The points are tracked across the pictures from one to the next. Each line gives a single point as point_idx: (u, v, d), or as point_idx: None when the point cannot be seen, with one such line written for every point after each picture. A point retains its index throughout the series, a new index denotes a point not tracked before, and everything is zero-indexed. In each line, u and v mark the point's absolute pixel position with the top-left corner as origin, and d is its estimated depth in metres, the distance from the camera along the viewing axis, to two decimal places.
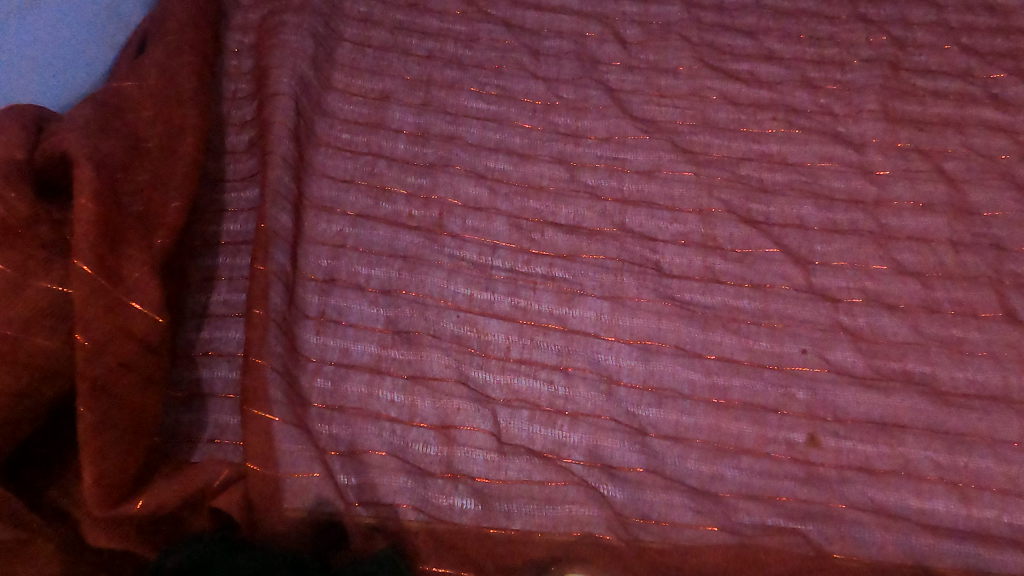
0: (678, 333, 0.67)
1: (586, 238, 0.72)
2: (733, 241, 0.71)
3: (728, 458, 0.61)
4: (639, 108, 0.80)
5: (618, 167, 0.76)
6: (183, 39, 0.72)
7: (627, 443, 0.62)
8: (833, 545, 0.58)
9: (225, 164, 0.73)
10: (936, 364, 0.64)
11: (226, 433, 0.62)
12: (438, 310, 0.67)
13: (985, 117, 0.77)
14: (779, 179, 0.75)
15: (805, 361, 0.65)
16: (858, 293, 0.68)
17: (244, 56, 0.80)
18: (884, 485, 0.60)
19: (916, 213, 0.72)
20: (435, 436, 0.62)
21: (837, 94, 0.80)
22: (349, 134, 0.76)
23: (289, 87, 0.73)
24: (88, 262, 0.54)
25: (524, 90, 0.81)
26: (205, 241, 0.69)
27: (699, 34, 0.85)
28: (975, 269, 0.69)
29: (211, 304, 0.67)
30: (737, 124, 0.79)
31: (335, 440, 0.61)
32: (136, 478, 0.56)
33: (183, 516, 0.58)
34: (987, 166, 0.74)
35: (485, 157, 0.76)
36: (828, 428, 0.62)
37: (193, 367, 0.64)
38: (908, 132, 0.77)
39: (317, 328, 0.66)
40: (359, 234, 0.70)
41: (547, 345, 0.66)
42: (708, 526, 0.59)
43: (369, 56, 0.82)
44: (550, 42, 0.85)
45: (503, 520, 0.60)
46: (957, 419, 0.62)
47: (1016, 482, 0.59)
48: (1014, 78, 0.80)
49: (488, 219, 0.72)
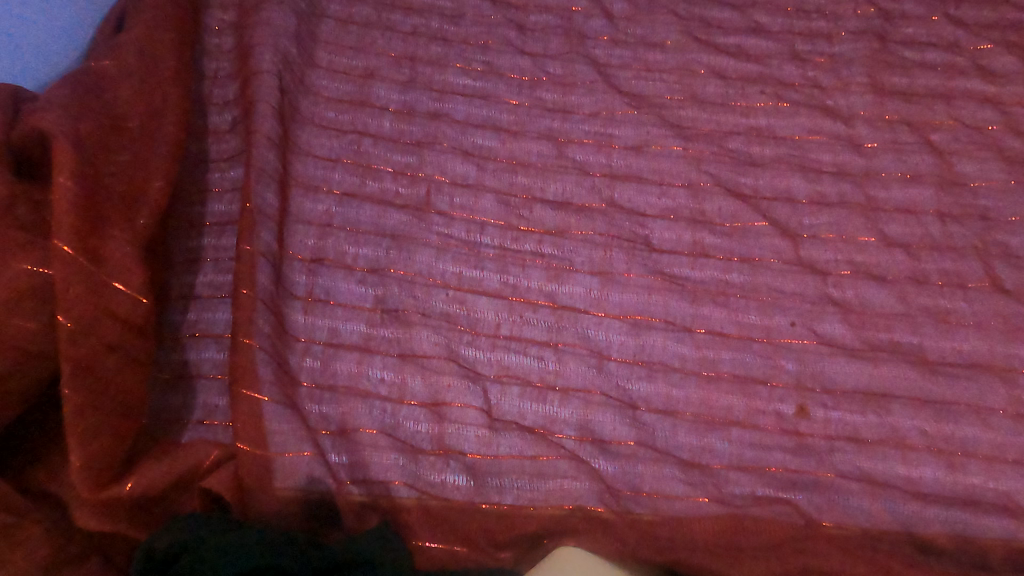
0: (667, 308, 0.67)
1: (575, 214, 0.71)
2: (722, 215, 0.71)
3: (719, 431, 0.62)
4: (626, 83, 0.79)
5: (607, 142, 0.76)
6: (162, 16, 0.71)
7: (617, 417, 0.62)
8: (822, 514, 0.58)
9: (207, 144, 0.72)
10: (924, 335, 0.65)
11: (215, 414, 0.61)
12: (426, 288, 0.67)
13: (973, 89, 0.77)
14: (768, 152, 0.75)
15: (794, 333, 0.65)
16: (846, 265, 0.68)
17: (225, 34, 0.79)
18: (872, 455, 0.60)
19: (903, 185, 0.72)
20: (425, 414, 0.62)
21: (825, 67, 0.80)
22: (334, 113, 0.75)
23: (272, 64, 0.72)
24: (69, 243, 0.53)
25: (511, 65, 0.80)
26: (189, 222, 0.68)
27: (686, 7, 0.84)
28: (962, 239, 0.69)
29: (197, 285, 0.66)
30: (725, 98, 0.78)
31: (325, 419, 0.61)
32: (125, 459, 0.56)
33: (173, 497, 0.58)
34: (974, 137, 0.74)
35: (472, 134, 0.75)
36: (817, 399, 0.62)
37: (179, 350, 0.63)
38: (896, 104, 0.77)
39: (305, 308, 0.65)
40: (346, 213, 0.70)
41: (536, 321, 0.66)
42: (698, 497, 0.59)
43: (352, 33, 0.80)
44: (536, 17, 0.83)
45: (494, 495, 0.60)
46: (944, 388, 0.62)
47: (1003, 449, 0.60)
48: (1001, 49, 0.79)
49: (476, 197, 0.72)
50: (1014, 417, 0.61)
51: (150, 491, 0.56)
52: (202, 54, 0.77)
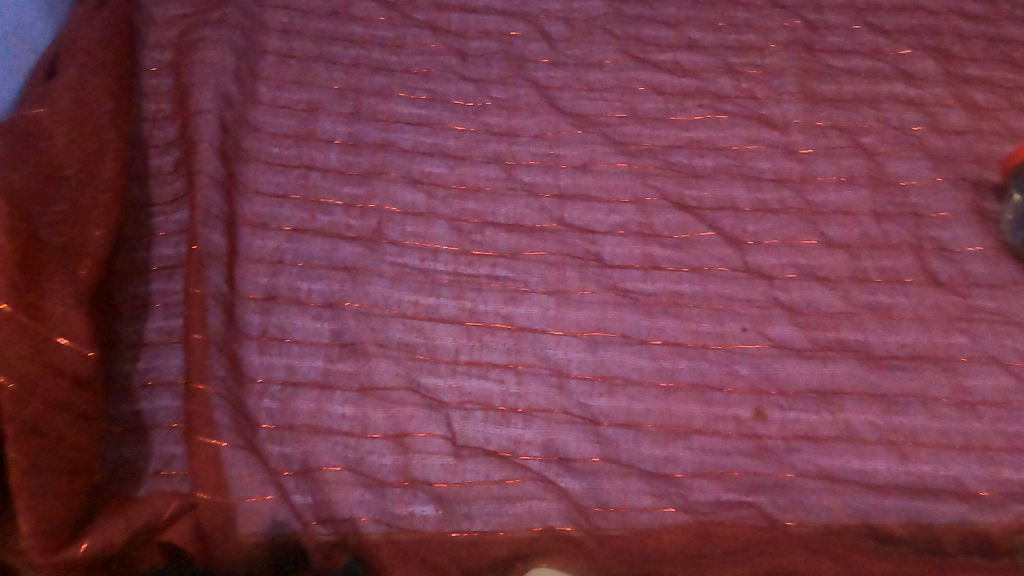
0: (622, 322, 0.68)
1: (526, 235, 0.72)
2: (670, 227, 0.73)
3: (680, 440, 0.63)
4: (569, 103, 0.81)
5: (553, 162, 0.77)
6: (95, 62, 0.70)
7: (581, 434, 0.63)
8: (786, 514, 0.60)
9: (150, 187, 0.71)
10: (868, 331, 0.67)
11: (173, 463, 0.60)
12: (383, 318, 0.67)
13: (897, 92, 0.81)
14: (709, 164, 0.77)
15: (746, 338, 0.67)
16: (791, 269, 0.71)
17: (163, 74, 0.77)
18: (828, 452, 0.62)
19: (839, 188, 0.75)
20: (390, 446, 0.62)
21: (758, 78, 0.83)
22: (279, 148, 0.75)
23: (212, 104, 0.73)
24: (8, 300, 0.52)
25: (454, 92, 0.80)
26: (135, 268, 0.67)
27: (622, 27, 0.86)
28: (898, 237, 0.72)
29: (148, 332, 0.64)
30: (666, 113, 0.80)
31: (287, 460, 0.60)
32: (78, 519, 0.54)
33: (130, 554, 0.56)
34: (902, 138, 0.78)
35: (420, 162, 0.76)
36: (772, 401, 0.64)
37: (131, 400, 0.61)
38: (826, 111, 0.80)
39: (260, 348, 0.64)
40: (297, 249, 0.69)
41: (495, 345, 0.66)
42: (664, 508, 0.60)
43: (294, 67, 0.80)
44: (477, 43, 0.85)
45: (463, 522, 0.60)
46: (891, 380, 0.65)
47: (950, 436, 0.62)
48: (919, 53, 0.84)
49: (428, 224, 0.72)
50: (958, 405, 0.64)
51: (110, 549, 0.54)
52: (140, 96, 0.76)
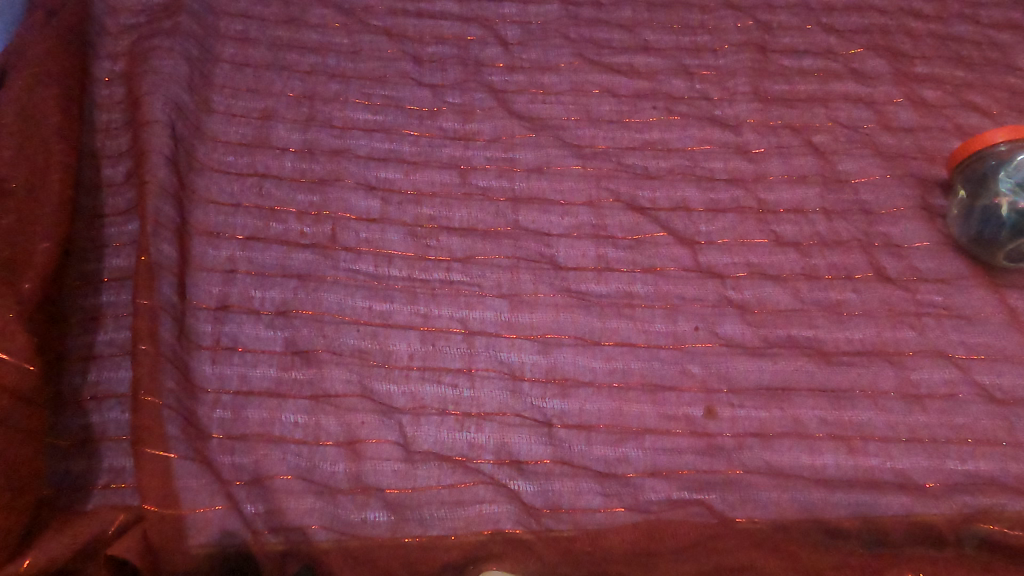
0: (575, 323, 0.68)
1: (480, 239, 0.72)
2: (623, 228, 0.74)
3: (631, 440, 0.63)
4: (525, 107, 0.81)
5: (508, 167, 0.77)
6: (43, 72, 0.69)
7: (533, 436, 0.63)
8: (735, 510, 0.61)
9: (101, 198, 0.71)
10: (818, 327, 0.68)
11: (123, 476, 0.59)
12: (336, 326, 0.67)
13: (848, 90, 0.83)
14: (663, 165, 0.78)
15: (698, 337, 0.68)
16: (743, 268, 0.71)
17: (116, 85, 0.77)
18: (778, 448, 0.62)
19: (791, 186, 0.76)
20: (342, 453, 0.62)
21: (711, 79, 0.84)
22: (233, 156, 0.74)
23: (163, 113, 0.72)
24: None
25: (410, 98, 0.81)
26: (86, 279, 0.67)
27: (577, 30, 0.87)
28: (847, 234, 0.73)
29: (98, 344, 0.64)
30: (620, 115, 0.81)
31: (239, 470, 0.60)
32: (21, 535, 0.54)
33: (76, 568, 0.56)
34: (852, 136, 0.79)
35: (375, 168, 0.76)
36: (723, 400, 0.65)
37: (81, 414, 0.61)
38: (778, 110, 0.81)
39: (212, 357, 0.64)
40: (250, 258, 0.69)
41: (449, 349, 0.67)
42: (615, 508, 0.61)
43: (249, 75, 0.80)
44: (433, 48, 0.85)
45: (415, 528, 0.60)
46: (839, 376, 0.66)
47: (896, 429, 0.63)
48: (869, 52, 0.85)
49: (382, 230, 0.72)
50: (905, 398, 0.65)
51: (54, 564, 0.54)
52: (92, 106, 0.75)
